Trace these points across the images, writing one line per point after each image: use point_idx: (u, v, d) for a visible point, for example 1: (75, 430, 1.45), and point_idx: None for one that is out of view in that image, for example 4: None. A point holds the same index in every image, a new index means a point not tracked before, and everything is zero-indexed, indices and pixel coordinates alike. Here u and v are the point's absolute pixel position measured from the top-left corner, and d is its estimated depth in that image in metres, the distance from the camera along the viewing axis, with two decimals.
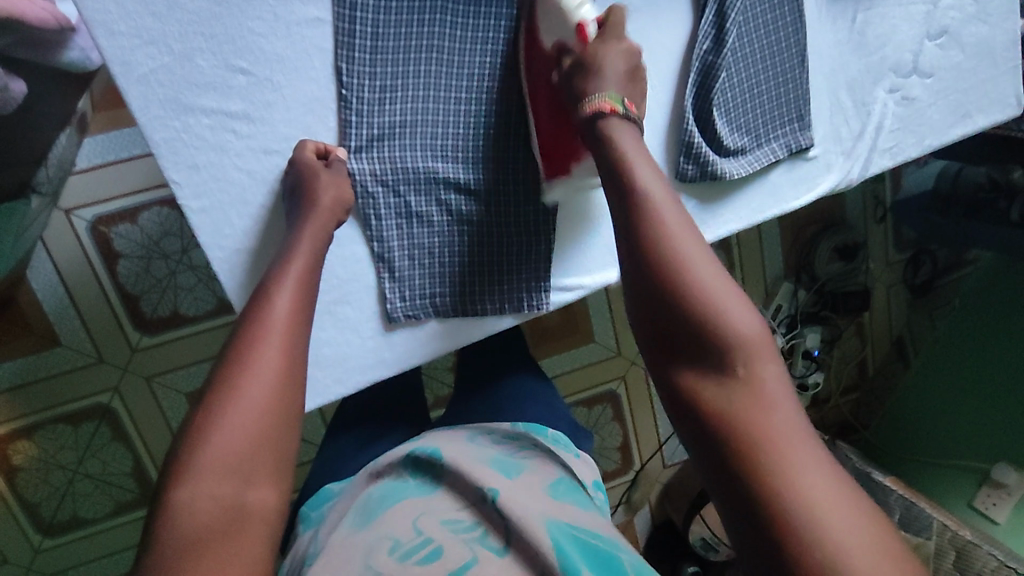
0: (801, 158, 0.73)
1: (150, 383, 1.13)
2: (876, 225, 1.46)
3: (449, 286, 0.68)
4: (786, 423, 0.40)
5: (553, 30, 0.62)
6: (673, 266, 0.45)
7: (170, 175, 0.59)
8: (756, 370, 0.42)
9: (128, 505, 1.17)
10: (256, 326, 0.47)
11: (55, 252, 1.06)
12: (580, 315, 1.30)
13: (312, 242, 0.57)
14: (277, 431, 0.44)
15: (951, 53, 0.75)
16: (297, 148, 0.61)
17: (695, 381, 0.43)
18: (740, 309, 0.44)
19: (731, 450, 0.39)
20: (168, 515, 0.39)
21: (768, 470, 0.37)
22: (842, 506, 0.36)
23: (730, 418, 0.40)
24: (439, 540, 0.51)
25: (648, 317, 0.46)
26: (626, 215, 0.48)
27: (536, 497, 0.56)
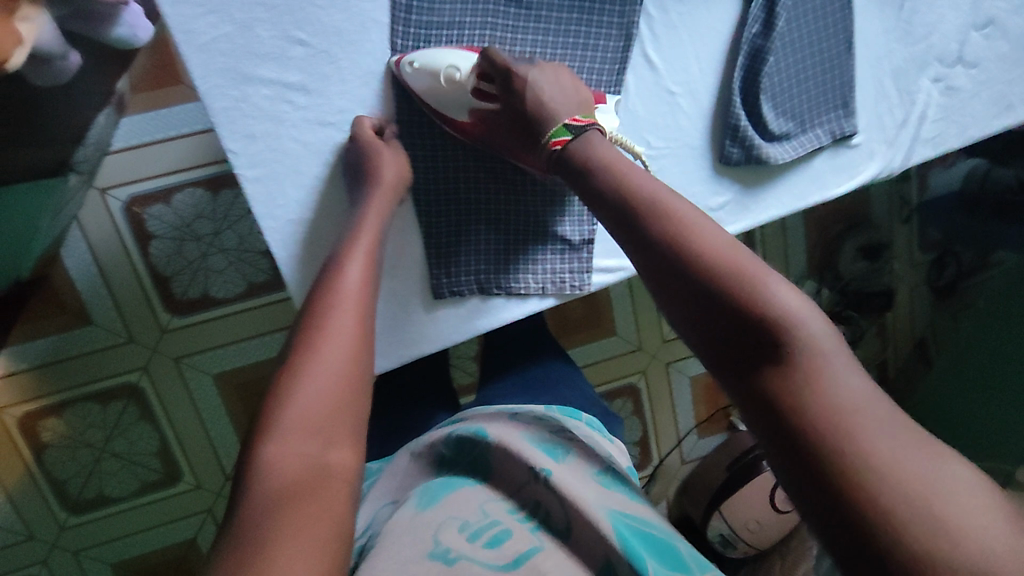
0: (843, 146, 0.73)
1: (178, 364, 1.14)
2: (901, 224, 1.47)
3: (492, 262, 0.68)
4: (852, 391, 0.37)
5: (456, 105, 0.62)
6: (701, 258, 0.44)
7: (228, 144, 0.59)
8: (807, 343, 0.40)
9: (154, 485, 1.18)
10: (328, 299, 0.49)
11: (89, 231, 1.07)
12: (604, 308, 1.31)
13: (377, 217, 0.58)
14: (353, 397, 0.45)
15: (996, 43, 0.75)
16: (354, 124, 0.62)
17: (746, 366, 0.40)
18: (774, 285, 0.42)
19: (799, 433, 0.37)
20: (258, 469, 0.40)
21: (845, 449, 0.35)
22: (927, 468, 0.34)
23: (788, 401, 0.38)
24: (507, 525, 0.53)
25: (684, 308, 0.44)
26: (634, 216, 0.48)
27: (586, 479, 0.57)
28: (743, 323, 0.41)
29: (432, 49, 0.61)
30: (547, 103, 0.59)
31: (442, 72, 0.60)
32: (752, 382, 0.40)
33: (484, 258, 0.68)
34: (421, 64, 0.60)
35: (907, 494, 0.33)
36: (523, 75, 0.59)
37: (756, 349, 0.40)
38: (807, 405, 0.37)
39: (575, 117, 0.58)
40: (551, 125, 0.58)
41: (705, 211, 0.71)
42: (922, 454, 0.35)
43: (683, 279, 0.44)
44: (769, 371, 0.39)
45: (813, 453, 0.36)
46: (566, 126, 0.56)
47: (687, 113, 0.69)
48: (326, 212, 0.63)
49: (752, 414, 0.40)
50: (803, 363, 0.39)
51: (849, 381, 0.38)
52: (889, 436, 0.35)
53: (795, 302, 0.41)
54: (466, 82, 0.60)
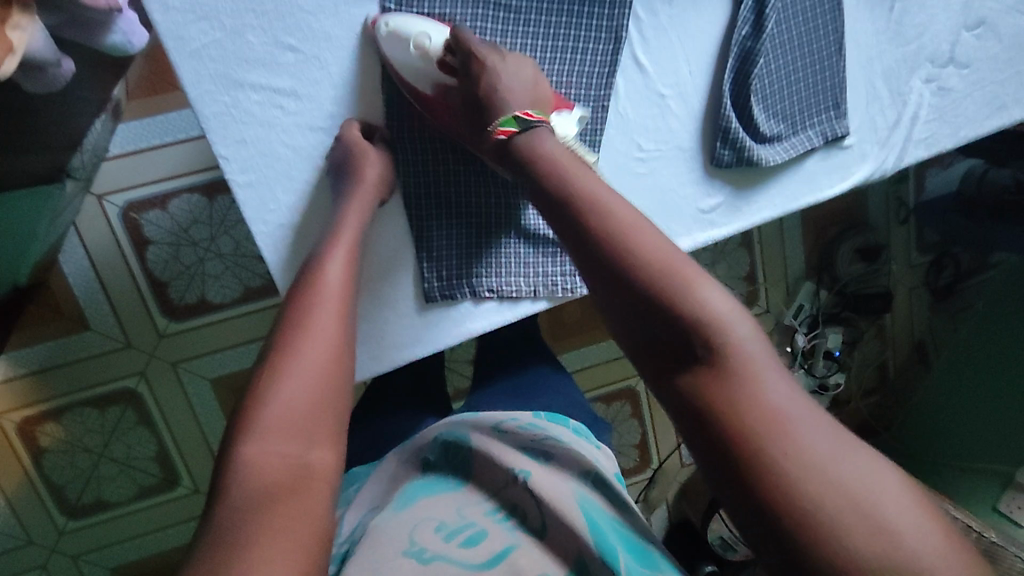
0: (836, 147, 0.73)
1: (176, 369, 1.15)
2: (898, 226, 1.46)
3: (483, 264, 0.68)
4: (780, 396, 0.37)
5: (419, 77, 0.62)
6: (633, 258, 0.44)
7: (219, 150, 0.59)
8: (734, 346, 0.40)
9: (152, 489, 1.18)
10: (309, 299, 0.50)
11: (87, 237, 1.08)
12: (600, 311, 1.31)
13: (359, 215, 0.58)
14: (336, 397, 0.45)
15: (988, 44, 0.75)
16: (343, 127, 0.62)
17: (677, 371, 0.40)
18: (703, 286, 0.42)
19: (728, 441, 0.36)
20: (236, 468, 0.40)
21: (773, 455, 0.35)
22: (859, 472, 0.34)
23: (717, 407, 0.37)
24: (482, 526, 0.53)
25: (616, 313, 0.44)
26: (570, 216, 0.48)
27: (563, 481, 0.58)
28: (676, 327, 0.41)
29: (411, 15, 0.60)
30: (500, 89, 0.59)
31: (413, 39, 0.59)
32: (685, 387, 0.39)
33: (473, 261, 0.68)
34: (394, 28, 0.59)
35: (840, 498, 0.33)
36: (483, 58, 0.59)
37: (685, 354, 0.40)
38: (737, 411, 0.37)
39: (527, 111, 0.57)
40: (501, 114, 0.58)
41: (697, 213, 0.71)
42: (850, 457, 0.35)
43: (619, 281, 0.44)
44: (701, 376, 0.39)
45: (742, 461, 0.35)
46: (513, 118, 0.56)
47: (677, 115, 0.69)
48: (313, 216, 0.63)
49: (682, 420, 0.39)
50: (730, 368, 0.39)
51: (778, 384, 0.38)
52: (819, 440, 0.35)
53: (723, 305, 0.41)
54: (434, 55, 0.60)
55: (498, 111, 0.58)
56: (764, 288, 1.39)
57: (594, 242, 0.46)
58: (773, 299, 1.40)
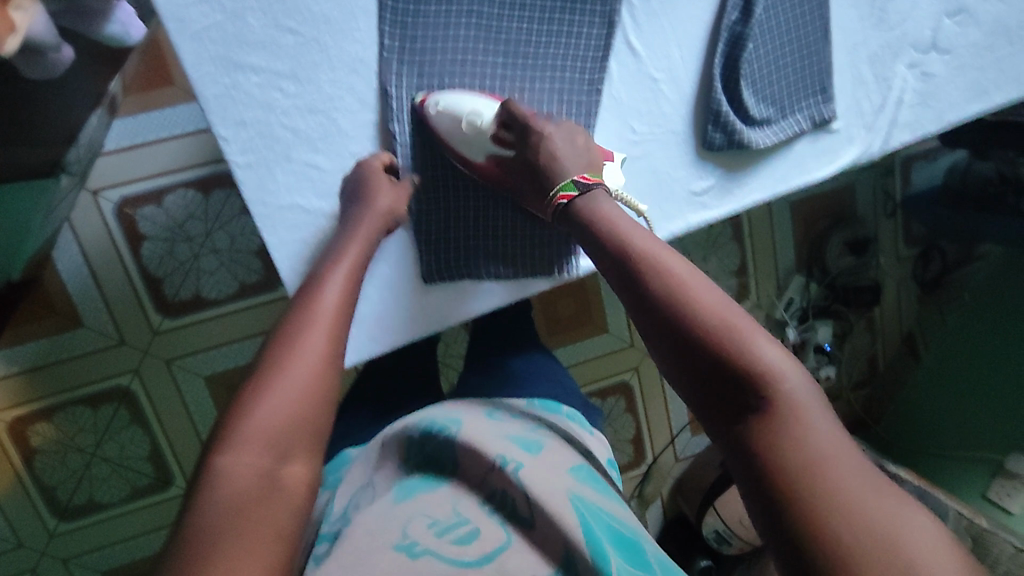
0: (824, 131, 0.75)
1: (171, 366, 1.15)
2: (886, 219, 1.48)
3: (481, 248, 0.69)
4: (831, 447, 0.39)
5: (476, 150, 0.64)
6: (691, 311, 0.46)
7: (219, 130, 0.58)
8: (789, 398, 0.41)
9: (144, 489, 1.19)
10: (306, 317, 0.51)
11: (81, 233, 1.07)
12: (595, 305, 1.31)
13: (363, 242, 0.59)
14: (317, 413, 0.47)
15: (968, 30, 0.77)
16: (365, 162, 0.63)
17: (731, 418, 0.42)
18: (761, 339, 0.44)
19: (779, 486, 0.38)
20: (211, 475, 0.42)
21: (821, 502, 0.37)
22: (902, 526, 0.36)
23: (768, 454, 0.39)
24: (476, 522, 0.54)
25: (672, 362, 0.46)
26: (630, 270, 0.50)
27: (557, 473, 0.59)
28: (730, 376, 0.43)
29: (460, 92, 0.63)
30: (557, 158, 0.60)
31: (465, 116, 0.62)
32: (738, 435, 0.41)
33: (476, 247, 0.69)
34: (446, 107, 0.62)
35: (882, 548, 0.35)
36: (541, 130, 0.62)
37: (740, 402, 0.42)
38: (789, 462, 0.38)
39: (585, 175, 0.60)
40: (560, 179, 0.60)
41: (689, 195, 0.73)
42: (887, 503, 0.37)
43: (677, 333, 0.46)
44: (753, 424, 0.41)
45: (791, 508, 0.37)
46: (573, 183, 0.58)
47: (669, 98, 0.70)
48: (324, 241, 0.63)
49: (734, 465, 0.41)
50: (783, 418, 0.40)
51: (829, 436, 0.40)
52: (862, 491, 0.37)
53: (780, 357, 0.43)
54: (488, 128, 0.62)
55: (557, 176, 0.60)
56: (755, 282, 1.41)
57: (650, 293, 0.48)
58: (764, 293, 1.42)
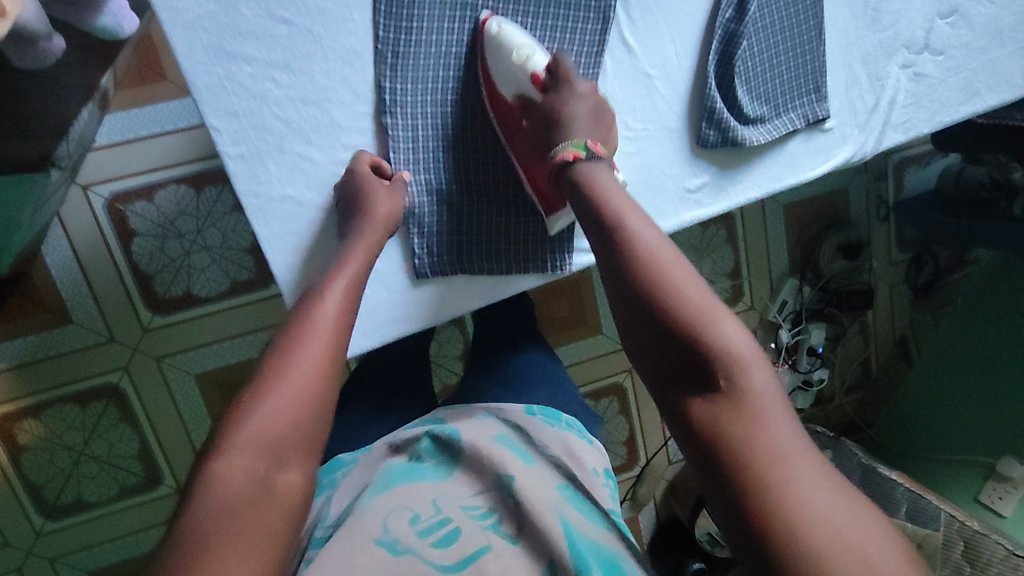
0: (817, 130, 0.75)
1: (160, 364, 1.14)
2: (879, 223, 1.49)
3: (473, 243, 0.68)
4: (785, 433, 0.41)
5: (510, 84, 0.64)
6: (664, 293, 0.47)
7: (211, 120, 0.57)
8: (749, 387, 0.43)
9: (133, 489, 1.18)
10: (303, 324, 0.50)
11: (71, 228, 1.07)
12: (589, 306, 1.31)
13: (364, 251, 0.58)
14: (313, 420, 0.46)
15: (961, 32, 0.78)
16: (354, 160, 0.62)
17: (694, 400, 0.44)
18: (729, 327, 0.46)
19: (734, 466, 0.39)
20: (204, 480, 0.41)
21: (775, 491, 0.38)
22: (847, 511, 0.37)
23: (726, 435, 0.41)
24: (458, 519, 0.54)
25: (643, 343, 0.47)
26: (608, 252, 0.51)
27: (547, 487, 0.58)
28: (698, 360, 0.45)
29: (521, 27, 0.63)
30: (572, 117, 0.61)
31: (518, 48, 0.62)
32: (699, 415, 0.43)
33: (470, 244, 0.68)
34: (506, 34, 0.62)
35: (827, 529, 0.36)
36: (576, 87, 0.62)
37: (704, 386, 0.44)
38: (749, 451, 0.40)
39: (595, 142, 0.60)
40: (571, 137, 0.60)
41: (684, 192, 0.73)
42: (837, 490, 0.38)
43: (650, 315, 0.47)
44: (715, 407, 0.43)
45: (743, 488, 0.38)
46: (584, 142, 0.58)
47: (663, 95, 0.70)
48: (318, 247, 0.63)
49: (692, 445, 0.43)
50: (744, 403, 0.42)
51: (784, 424, 0.41)
52: (812, 476, 0.38)
53: (745, 347, 0.45)
54: (533, 67, 0.63)
55: (562, 138, 0.61)
56: (748, 285, 1.41)
57: (627, 273, 0.49)
58: (757, 295, 1.42)
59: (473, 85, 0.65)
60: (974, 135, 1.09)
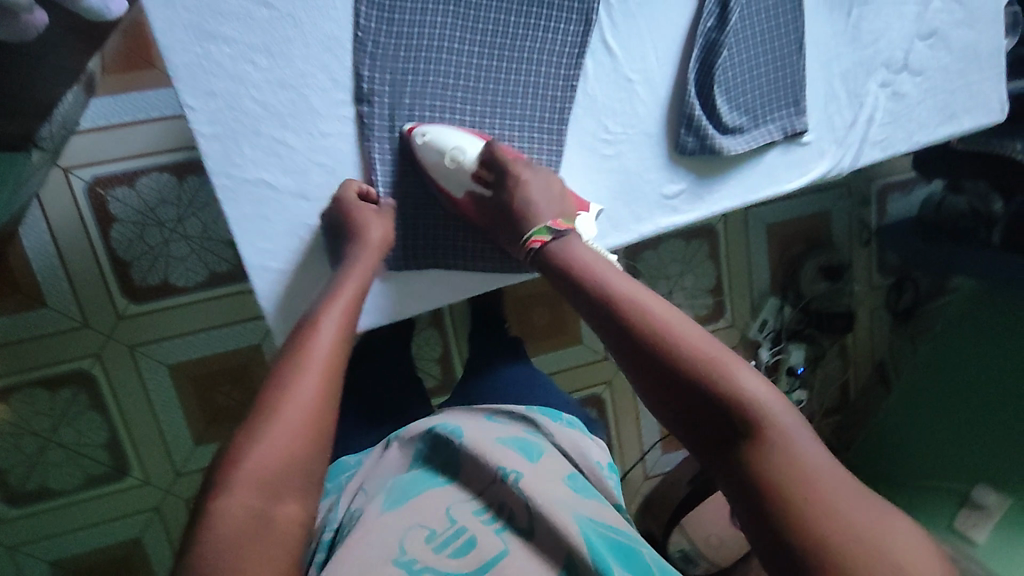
0: (795, 143, 0.76)
1: (133, 352, 1.13)
2: (861, 247, 1.50)
3: (446, 236, 0.69)
4: (823, 471, 0.41)
5: (455, 184, 0.66)
6: (674, 348, 0.47)
7: (187, 100, 0.57)
8: (778, 427, 0.43)
9: (99, 478, 1.16)
10: (299, 360, 0.51)
11: (50, 210, 1.05)
12: (570, 316, 1.31)
13: (358, 280, 0.60)
14: (308, 457, 0.46)
15: (939, 54, 0.79)
16: (342, 186, 0.64)
17: (727, 451, 0.43)
18: (743, 372, 0.45)
19: (784, 517, 0.39)
20: (204, 517, 0.41)
21: (812, 514, 0.39)
22: (900, 544, 0.38)
23: (769, 486, 0.41)
24: (474, 531, 0.54)
25: (660, 398, 0.47)
26: (608, 310, 0.52)
27: (556, 483, 0.59)
28: (720, 411, 0.44)
29: (447, 126, 0.65)
30: (531, 206, 0.64)
31: (449, 152, 0.63)
32: (735, 468, 0.42)
33: (443, 241, 0.69)
34: (433, 140, 0.63)
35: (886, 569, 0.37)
36: (519, 176, 0.65)
37: (733, 435, 0.43)
38: (779, 484, 0.40)
39: (557, 220, 0.63)
40: (534, 225, 0.63)
41: (660, 198, 0.73)
42: (883, 522, 0.39)
43: (663, 371, 0.47)
44: (749, 455, 0.42)
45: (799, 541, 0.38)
46: (546, 228, 0.61)
47: (643, 100, 0.70)
48: (306, 273, 0.65)
49: (735, 496, 0.42)
50: (776, 448, 0.42)
51: (819, 460, 0.42)
52: (861, 516, 0.39)
53: (763, 388, 0.45)
54: (470, 166, 0.65)
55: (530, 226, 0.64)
56: (730, 302, 1.42)
57: (632, 331, 0.49)
58: (738, 313, 1.43)
59: (452, 78, 0.65)
60: (949, 159, 1.10)
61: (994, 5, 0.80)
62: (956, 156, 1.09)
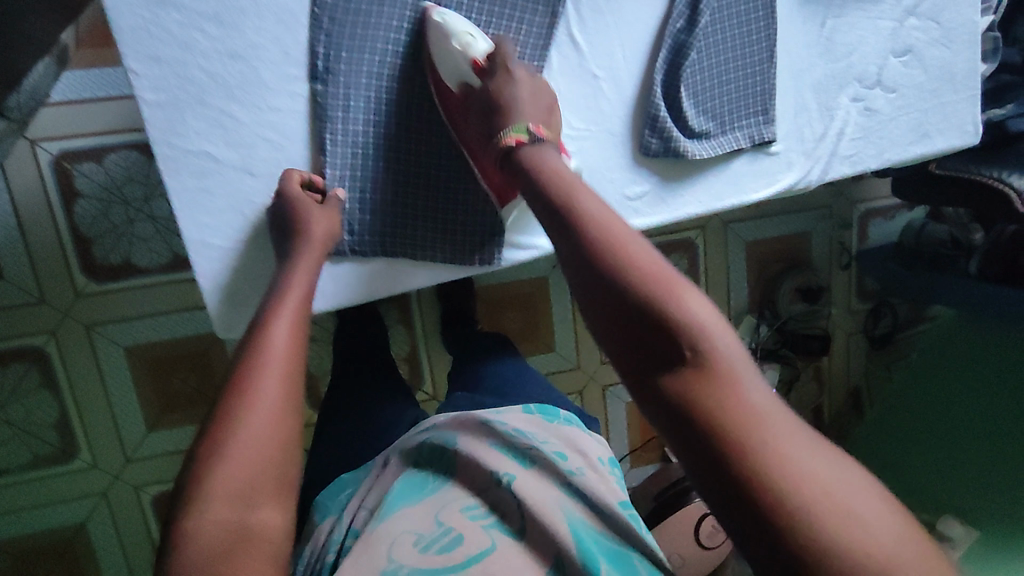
0: (762, 152, 0.75)
1: (90, 332, 1.10)
2: (840, 271, 1.49)
3: (393, 224, 0.68)
4: (762, 400, 0.38)
5: (451, 72, 0.63)
6: (617, 266, 0.43)
7: (130, 64, 0.55)
8: (719, 354, 0.39)
9: (47, 460, 1.13)
10: (254, 359, 0.46)
11: (12, 181, 1.03)
12: (541, 323, 1.28)
13: (307, 272, 0.57)
14: (280, 459, 0.43)
15: (914, 71, 0.78)
16: (284, 177, 0.62)
17: (663, 374, 0.39)
18: (688, 295, 0.41)
19: (720, 446, 0.36)
20: (176, 542, 0.38)
21: (760, 461, 0.35)
22: (838, 478, 0.35)
23: (707, 413, 0.37)
24: (460, 531, 0.49)
25: (598, 317, 0.43)
26: (551, 225, 0.47)
27: (551, 479, 0.54)
28: (660, 333, 0.40)
29: (461, 18, 0.63)
30: (513, 107, 0.60)
31: (457, 35, 0.61)
32: (670, 393, 0.38)
33: (397, 230, 0.68)
34: (444, 23, 0.62)
35: (822, 502, 0.34)
36: (509, 72, 0.62)
37: (671, 357, 0.39)
38: (717, 410, 0.37)
39: (536, 124, 0.59)
40: (512, 123, 0.58)
41: (622, 200, 0.72)
42: (822, 454, 0.36)
43: (604, 290, 0.42)
44: (687, 380, 0.38)
45: (732, 471, 0.35)
46: (526, 126, 0.56)
47: (608, 97, 0.69)
48: (248, 257, 0.64)
49: (667, 425, 0.38)
50: (715, 373, 0.38)
51: (758, 389, 0.38)
52: (800, 448, 0.36)
53: (707, 313, 0.41)
54: (473, 56, 0.62)
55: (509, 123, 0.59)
56: None
57: (576, 247, 0.45)
58: None
59: (413, 64, 0.65)
60: (926, 185, 1.09)
61: (972, 26, 0.79)
62: (935, 182, 1.07)
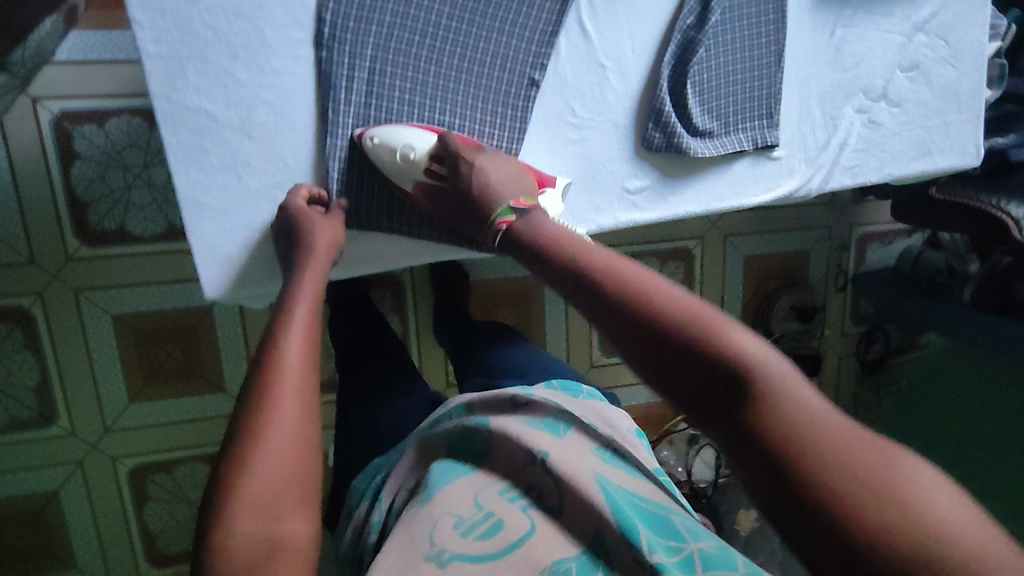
0: (766, 156, 0.75)
1: (78, 296, 1.09)
2: (836, 292, 1.49)
3: (389, 198, 0.68)
4: (837, 425, 0.36)
5: (406, 177, 0.65)
6: (647, 312, 0.43)
7: (134, 13, 0.55)
8: (781, 386, 0.37)
9: (24, 424, 1.12)
10: (266, 377, 0.45)
11: (12, 137, 1.02)
12: (534, 322, 1.27)
13: (314, 281, 0.57)
14: (304, 474, 0.42)
15: (919, 88, 0.78)
16: (290, 192, 0.63)
17: (727, 413, 0.38)
18: (733, 329, 0.40)
19: (802, 483, 0.34)
20: (210, 560, 0.37)
21: (850, 498, 0.33)
22: (936, 498, 0.32)
23: (782, 450, 0.35)
24: (498, 513, 0.47)
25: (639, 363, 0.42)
26: (570, 282, 0.48)
27: (585, 452, 0.51)
28: (713, 372, 0.39)
29: (400, 126, 0.64)
30: (490, 187, 0.62)
31: (400, 148, 0.63)
32: (738, 432, 0.37)
33: (392, 205, 0.68)
34: (382, 139, 0.63)
35: (926, 534, 0.31)
36: (471, 159, 0.63)
37: (730, 394, 0.38)
38: (790, 443, 0.35)
39: (519, 200, 0.60)
40: (497, 207, 0.60)
41: (622, 192, 0.72)
42: (911, 476, 0.33)
43: (640, 334, 0.42)
44: (750, 415, 0.37)
45: (823, 509, 0.33)
46: (510, 209, 0.58)
47: (614, 88, 0.70)
48: (240, 222, 0.63)
49: (741, 466, 0.37)
50: (778, 405, 0.36)
51: (828, 412, 0.36)
52: (889, 473, 0.33)
53: (754, 343, 0.39)
54: (423, 159, 0.63)
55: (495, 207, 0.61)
56: None
57: (602, 300, 0.45)
58: None
59: (417, 37, 0.63)
60: (924, 208, 1.09)
61: (979, 47, 0.80)
62: (934, 205, 1.07)
